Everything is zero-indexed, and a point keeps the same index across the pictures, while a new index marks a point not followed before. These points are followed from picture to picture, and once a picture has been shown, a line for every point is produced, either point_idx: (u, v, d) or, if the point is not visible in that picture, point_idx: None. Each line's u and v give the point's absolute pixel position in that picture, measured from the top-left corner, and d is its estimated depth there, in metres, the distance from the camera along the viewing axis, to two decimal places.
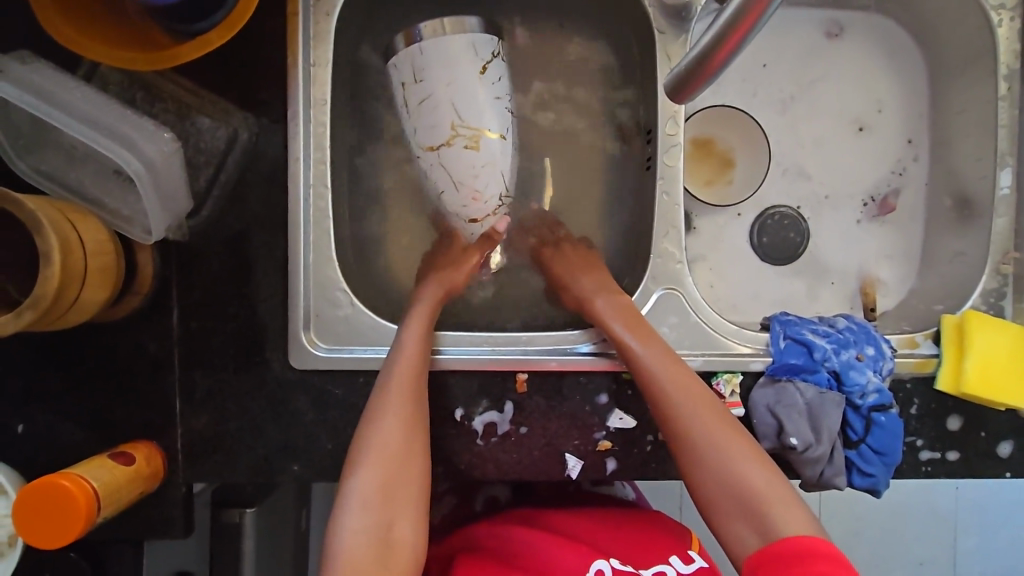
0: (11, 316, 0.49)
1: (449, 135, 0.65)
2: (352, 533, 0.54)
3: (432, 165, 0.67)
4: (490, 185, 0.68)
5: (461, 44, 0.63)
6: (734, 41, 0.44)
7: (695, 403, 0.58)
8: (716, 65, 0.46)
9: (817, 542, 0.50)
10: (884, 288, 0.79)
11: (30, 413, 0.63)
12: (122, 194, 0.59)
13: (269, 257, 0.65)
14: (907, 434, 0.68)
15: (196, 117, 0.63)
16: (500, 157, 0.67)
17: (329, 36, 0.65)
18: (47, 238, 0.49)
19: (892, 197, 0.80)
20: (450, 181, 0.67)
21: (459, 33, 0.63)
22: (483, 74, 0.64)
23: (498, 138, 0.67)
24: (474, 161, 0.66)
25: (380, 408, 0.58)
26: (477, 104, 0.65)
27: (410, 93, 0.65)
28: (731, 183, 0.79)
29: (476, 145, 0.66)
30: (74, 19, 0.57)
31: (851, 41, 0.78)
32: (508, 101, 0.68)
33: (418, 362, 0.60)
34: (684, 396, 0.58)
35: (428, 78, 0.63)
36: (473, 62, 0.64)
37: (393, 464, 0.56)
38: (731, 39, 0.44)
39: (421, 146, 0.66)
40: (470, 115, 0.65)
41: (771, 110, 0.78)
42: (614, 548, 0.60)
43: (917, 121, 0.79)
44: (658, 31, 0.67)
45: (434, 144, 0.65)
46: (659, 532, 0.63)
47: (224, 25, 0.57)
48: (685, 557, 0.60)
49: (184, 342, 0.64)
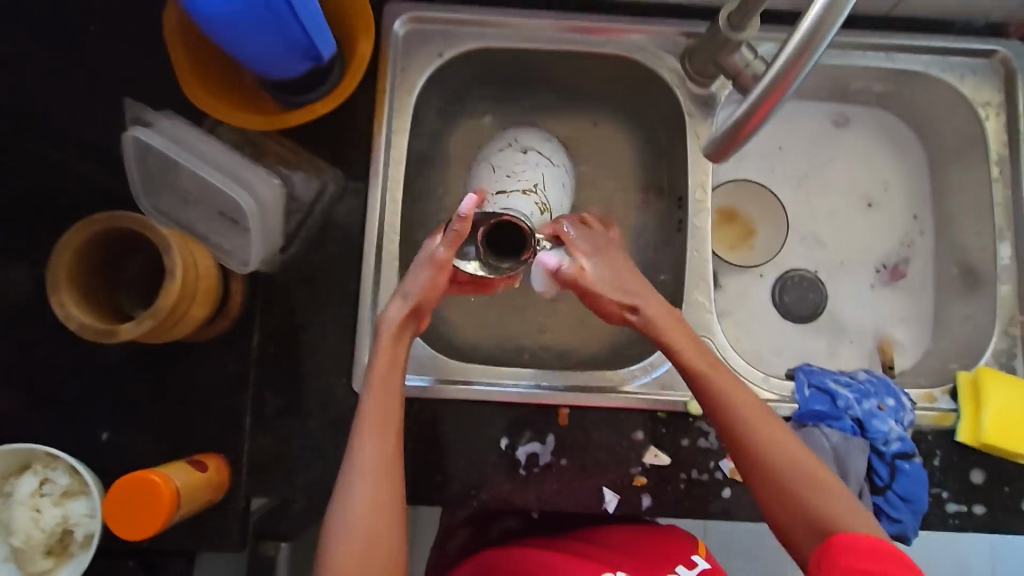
0: (133, 324, 0.57)
1: (503, 145, 0.77)
2: (341, 539, 0.55)
3: (480, 165, 0.78)
4: (526, 179, 0.74)
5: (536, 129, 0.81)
6: (760, 115, 0.53)
7: (753, 418, 0.59)
8: (746, 133, 0.55)
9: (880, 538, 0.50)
10: (901, 348, 0.84)
11: (116, 422, 0.69)
12: (227, 232, 0.69)
13: (343, 291, 0.73)
14: (932, 486, 0.70)
15: (293, 170, 0.74)
16: (542, 169, 0.76)
17: (409, 109, 0.77)
18: (173, 257, 0.58)
19: (903, 264, 0.86)
20: (489, 168, 0.76)
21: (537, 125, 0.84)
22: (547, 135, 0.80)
23: (546, 155, 0.77)
24: (517, 159, 0.75)
25: (363, 418, 0.59)
26: (536, 136, 0.78)
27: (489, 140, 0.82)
28: (753, 248, 0.87)
29: (523, 151, 0.76)
30: (209, 88, 0.69)
31: (857, 130, 0.89)
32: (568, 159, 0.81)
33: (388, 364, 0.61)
34: (745, 412, 0.59)
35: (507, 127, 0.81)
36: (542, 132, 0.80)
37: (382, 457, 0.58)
38: (757, 113, 0.53)
39: (479, 157, 0.80)
40: (526, 137, 0.78)
41: (787, 186, 0.88)
42: (620, 562, 0.61)
43: (922, 200, 0.88)
44: (688, 115, 0.79)
45: (488, 151, 0.78)
46: (661, 545, 0.64)
47: (330, 97, 0.68)
48: (690, 563, 0.62)
49: (261, 364, 0.71)
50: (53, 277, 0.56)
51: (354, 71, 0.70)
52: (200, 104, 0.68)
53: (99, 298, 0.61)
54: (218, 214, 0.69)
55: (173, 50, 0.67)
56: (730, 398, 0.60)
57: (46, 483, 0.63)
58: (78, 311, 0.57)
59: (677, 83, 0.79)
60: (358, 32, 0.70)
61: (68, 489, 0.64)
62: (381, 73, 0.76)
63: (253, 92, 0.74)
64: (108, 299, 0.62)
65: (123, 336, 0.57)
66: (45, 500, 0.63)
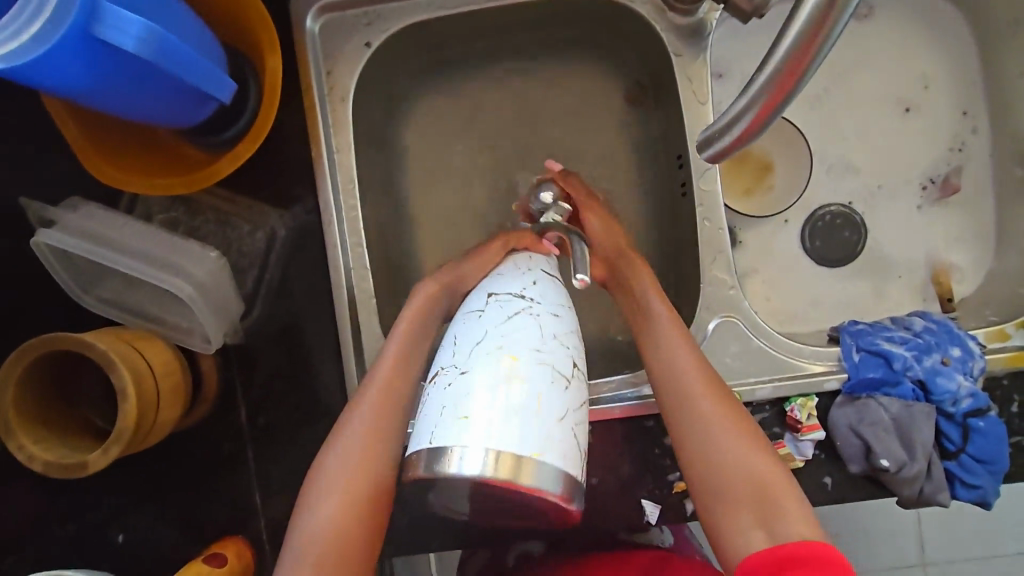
0: (100, 452, 0.52)
1: (526, 301, 0.49)
2: (314, 532, 0.48)
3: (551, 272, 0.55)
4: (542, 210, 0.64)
5: (546, 330, 0.47)
6: (770, 105, 0.39)
7: (688, 367, 0.54)
8: (749, 129, 0.41)
9: (821, 548, 0.45)
10: (960, 274, 0.73)
11: (125, 524, 0.66)
12: (179, 308, 0.61)
13: (320, 344, 0.66)
14: (1013, 435, 0.62)
15: (235, 221, 0.66)
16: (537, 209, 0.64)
17: (348, 120, 0.65)
18: (120, 374, 0.51)
19: (954, 175, 0.74)
20: (553, 282, 0.53)
21: (546, 335, 0.46)
22: (535, 312, 0.48)
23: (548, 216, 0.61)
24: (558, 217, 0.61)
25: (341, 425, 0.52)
26: (548, 300, 0.51)
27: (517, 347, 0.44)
28: (773, 188, 0.75)
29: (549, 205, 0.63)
30: (106, 147, 0.58)
31: (881, 21, 0.73)
32: (537, 308, 0.49)
33: (394, 376, 0.54)
34: (713, 404, 0.52)
35: (537, 301, 0.50)
36: (524, 298, 0.50)
37: (364, 468, 0.50)
38: (767, 102, 0.39)
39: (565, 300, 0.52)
40: (543, 323, 0.47)
41: (806, 107, 0.74)
42: None
43: (972, 91, 0.73)
44: (673, 54, 0.65)
45: (552, 305, 0.50)
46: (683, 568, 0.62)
47: (251, 137, 0.58)
48: None
49: (255, 437, 0.66)
50: (4, 420, 0.51)
51: (269, 97, 0.58)
52: (101, 175, 0.57)
53: (62, 419, 0.56)
54: (164, 290, 0.61)
55: (53, 110, 0.55)
56: (670, 343, 0.55)
57: None
58: (42, 449, 0.53)
59: (655, 16, 0.64)
60: (263, 48, 0.59)
61: None
62: (304, 83, 0.64)
63: (161, 140, 0.62)
64: (74, 417, 0.57)
65: (94, 465, 0.52)
66: None
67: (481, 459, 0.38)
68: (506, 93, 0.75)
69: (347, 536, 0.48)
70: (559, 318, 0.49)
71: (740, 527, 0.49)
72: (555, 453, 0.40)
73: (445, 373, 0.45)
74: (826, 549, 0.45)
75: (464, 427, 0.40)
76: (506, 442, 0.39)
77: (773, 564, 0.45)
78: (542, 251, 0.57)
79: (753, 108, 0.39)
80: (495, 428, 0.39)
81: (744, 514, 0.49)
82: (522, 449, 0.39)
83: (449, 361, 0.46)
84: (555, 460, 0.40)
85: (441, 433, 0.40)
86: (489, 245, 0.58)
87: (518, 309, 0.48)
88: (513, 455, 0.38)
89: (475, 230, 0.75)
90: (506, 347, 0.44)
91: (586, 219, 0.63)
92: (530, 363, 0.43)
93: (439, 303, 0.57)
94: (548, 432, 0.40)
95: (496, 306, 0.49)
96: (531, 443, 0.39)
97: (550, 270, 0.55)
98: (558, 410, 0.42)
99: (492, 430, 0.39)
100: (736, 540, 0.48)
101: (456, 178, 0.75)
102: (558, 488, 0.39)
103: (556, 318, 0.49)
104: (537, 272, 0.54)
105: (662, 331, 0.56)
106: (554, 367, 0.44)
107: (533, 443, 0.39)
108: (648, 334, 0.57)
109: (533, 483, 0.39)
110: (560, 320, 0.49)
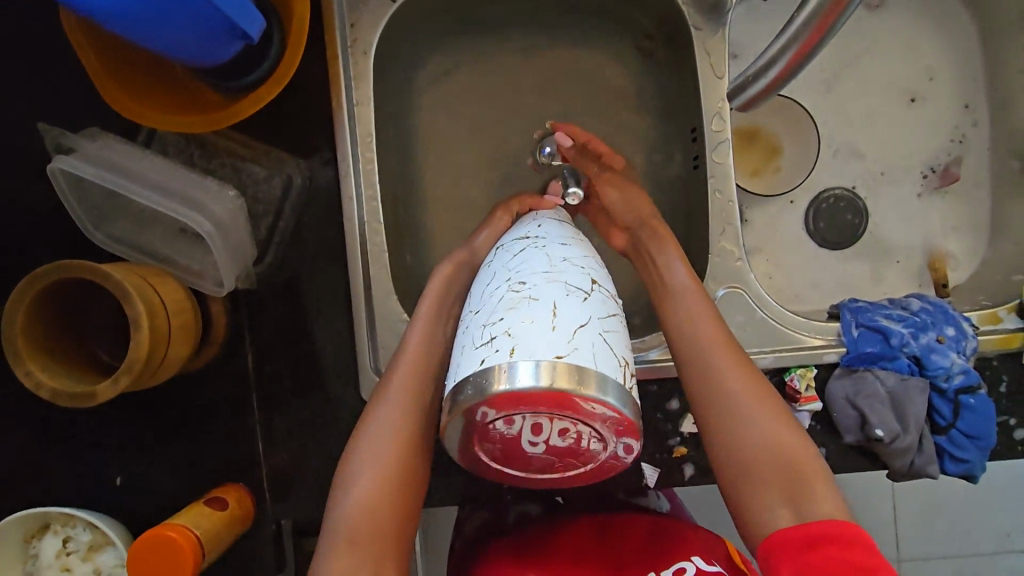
0: (110, 382, 0.51)
1: (532, 239, 0.52)
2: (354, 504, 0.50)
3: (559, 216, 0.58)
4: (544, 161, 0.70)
5: (554, 255, 0.49)
6: (803, 49, 0.46)
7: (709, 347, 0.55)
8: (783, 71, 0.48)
9: (845, 528, 0.46)
10: (953, 261, 0.76)
11: (126, 466, 0.65)
12: (193, 250, 0.62)
13: (331, 296, 0.67)
14: (999, 414, 0.65)
15: (251, 167, 0.66)
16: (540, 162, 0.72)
17: (369, 73, 0.65)
18: (134, 304, 0.51)
19: (954, 165, 0.76)
20: (560, 223, 0.56)
21: (554, 258, 0.49)
22: (544, 244, 0.51)
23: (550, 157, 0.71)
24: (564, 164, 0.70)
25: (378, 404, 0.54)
26: (560, 236, 0.53)
27: (526, 273, 0.47)
28: (780, 170, 0.77)
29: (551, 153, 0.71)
30: (124, 79, 0.58)
31: (893, 11, 0.75)
32: (545, 242, 0.51)
33: (425, 355, 0.55)
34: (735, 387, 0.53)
35: (546, 237, 0.52)
36: (532, 238, 0.53)
37: (402, 445, 0.52)
38: (799, 48, 0.46)
39: (577, 236, 0.53)
40: (552, 249, 0.50)
41: (815, 92, 0.76)
42: (633, 557, 0.63)
43: (974, 86, 0.75)
44: (693, 28, 0.66)
45: (566, 238, 0.52)
46: (682, 533, 0.65)
47: (274, 80, 0.58)
48: (709, 558, 0.62)
49: (261, 385, 0.66)
50: (11, 345, 0.51)
51: (295, 39, 0.58)
52: (120, 108, 0.57)
53: (68, 349, 0.55)
54: (180, 230, 0.61)
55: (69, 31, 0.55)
56: (692, 317, 0.56)
57: (70, 540, 0.61)
58: (49, 377, 0.52)
59: None
60: None
61: (93, 543, 0.62)
62: (328, 34, 0.64)
63: (180, 79, 0.62)
64: (80, 349, 0.57)
65: (102, 395, 0.52)
66: (72, 558, 0.61)
67: (515, 373, 0.40)
68: (522, 59, 0.76)
69: (383, 512, 0.50)
70: (570, 245, 0.51)
71: (764, 507, 0.50)
72: (582, 353, 0.42)
73: (464, 320, 0.48)
74: (856, 531, 0.46)
75: (485, 349, 0.43)
76: (525, 352, 0.41)
77: (802, 541, 0.46)
78: (547, 207, 0.60)
79: (787, 54, 0.46)
80: (513, 343, 0.42)
81: (771, 491, 0.50)
82: (547, 354, 0.41)
83: (468, 308, 0.49)
84: (584, 360, 0.41)
85: (466, 365, 0.44)
86: (491, 218, 0.61)
87: (524, 247, 0.51)
88: (550, 362, 0.40)
89: (486, 194, 0.76)
90: (514, 278, 0.47)
91: (606, 193, 0.66)
92: (537, 284, 0.45)
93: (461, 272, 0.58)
94: (569, 336, 0.42)
95: (502, 252, 0.53)
96: (553, 348, 0.41)
97: (557, 216, 0.57)
98: (576, 318, 0.43)
99: (507, 347, 0.42)
100: (761, 518, 0.49)
101: (471, 142, 0.76)
102: (621, 407, 0.41)
103: (570, 244, 0.51)
104: (538, 220, 0.56)
105: (680, 315, 0.57)
106: (568, 282, 0.46)
107: (551, 348, 0.41)
108: (670, 307, 0.58)
109: (594, 394, 0.41)
110: (573, 246, 0.51)
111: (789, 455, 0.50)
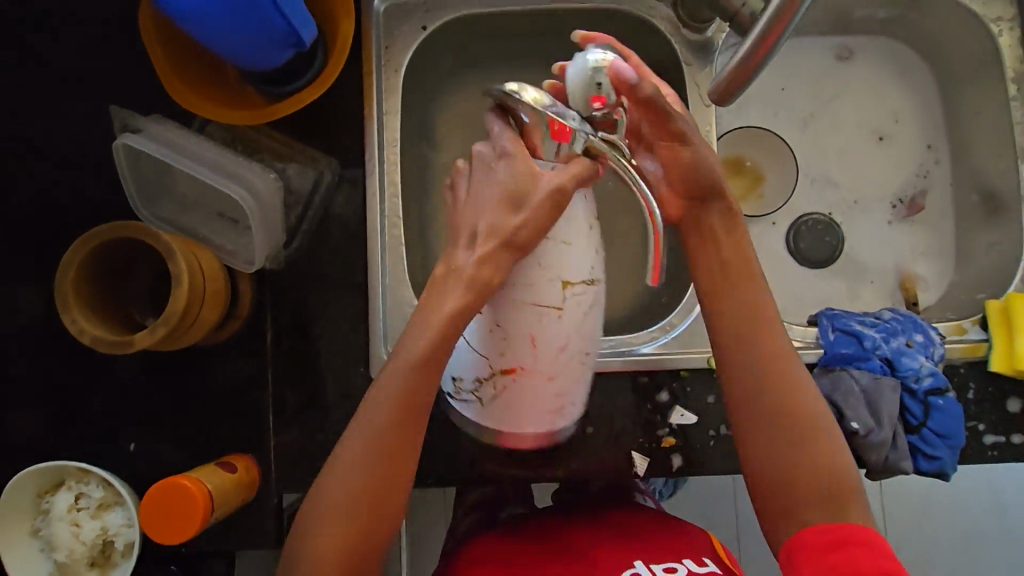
0: (146, 332, 0.56)
1: (591, 287, 0.57)
2: (344, 507, 0.53)
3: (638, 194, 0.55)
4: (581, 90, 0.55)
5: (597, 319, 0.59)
6: (754, 63, 0.55)
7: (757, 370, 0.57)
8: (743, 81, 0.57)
9: (865, 533, 0.51)
10: (923, 284, 0.82)
11: (142, 432, 0.69)
12: (227, 232, 0.69)
13: (349, 282, 0.72)
14: (968, 419, 0.69)
15: (287, 164, 0.73)
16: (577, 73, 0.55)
17: (398, 89, 0.75)
18: (179, 264, 0.57)
19: (920, 197, 0.84)
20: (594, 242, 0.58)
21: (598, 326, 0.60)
22: (594, 292, 0.58)
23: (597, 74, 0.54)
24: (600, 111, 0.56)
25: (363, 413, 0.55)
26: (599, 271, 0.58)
27: (586, 347, 0.59)
28: (763, 196, 0.85)
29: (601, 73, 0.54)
30: (182, 71, 0.66)
31: (861, 62, 0.85)
32: (597, 288, 0.58)
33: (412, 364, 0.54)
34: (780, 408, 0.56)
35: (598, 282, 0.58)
36: (592, 282, 0.57)
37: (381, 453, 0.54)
38: (751, 62, 0.55)
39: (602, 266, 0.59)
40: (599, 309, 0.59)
41: (794, 127, 0.85)
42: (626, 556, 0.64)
43: (935, 129, 0.84)
44: (684, 63, 0.76)
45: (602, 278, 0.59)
46: (673, 539, 0.67)
47: (315, 85, 0.66)
48: (699, 560, 0.64)
49: (278, 361, 0.71)
50: (62, 295, 0.56)
51: (338, 55, 0.67)
52: (173, 92, 0.66)
53: (108, 308, 0.60)
54: (218, 215, 0.69)
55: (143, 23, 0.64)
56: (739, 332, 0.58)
57: (81, 497, 0.64)
58: (89, 325, 0.57)
59: (671, 31, 0.76)
60: (339, 12, 0.68)
61: (103, 502, 0.64)
62: (366, 54, 0.73)
63: (233, 86, 0.71)
64: (118, 311, 0.62)
65: (137, 345, 0.56)
66: (82, 514, 0.63)
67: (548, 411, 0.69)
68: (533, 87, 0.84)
69: (368, 512, 0.53)
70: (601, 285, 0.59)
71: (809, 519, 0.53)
72: None
73: (535, 381, 0.58)
74: (874, 536, 0.51)
75: (551, 417, 0.62)
76: None
77: (825, 545, 0.51)
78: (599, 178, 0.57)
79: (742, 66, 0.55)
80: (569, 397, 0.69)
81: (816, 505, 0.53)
82: None
83: (537, 370, 0.57)
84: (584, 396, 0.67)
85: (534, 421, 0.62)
86: (572, 170, 0.54)
87: (590, 303, 0.58)
88: None
89: None
90: (582, 354, 0.59)
91: None
92: (589, 363, 0.61)
93: (506, 258, 0.54)
94: None
95: (571, 299, 0.56)
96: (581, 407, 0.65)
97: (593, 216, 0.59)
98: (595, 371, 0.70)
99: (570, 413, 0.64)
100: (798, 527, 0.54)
101: None
102: None
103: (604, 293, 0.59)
104: (591, 220, 0.59)
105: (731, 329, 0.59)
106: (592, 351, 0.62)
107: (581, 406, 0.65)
108: (720, 316, 0.59)
109: None
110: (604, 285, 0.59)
111: (829, 474, 0.54)
